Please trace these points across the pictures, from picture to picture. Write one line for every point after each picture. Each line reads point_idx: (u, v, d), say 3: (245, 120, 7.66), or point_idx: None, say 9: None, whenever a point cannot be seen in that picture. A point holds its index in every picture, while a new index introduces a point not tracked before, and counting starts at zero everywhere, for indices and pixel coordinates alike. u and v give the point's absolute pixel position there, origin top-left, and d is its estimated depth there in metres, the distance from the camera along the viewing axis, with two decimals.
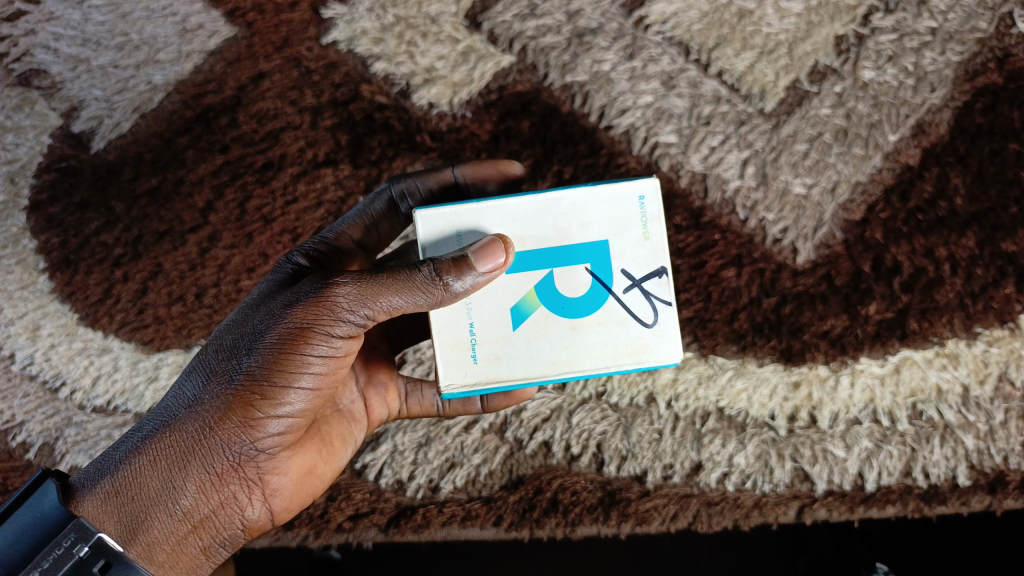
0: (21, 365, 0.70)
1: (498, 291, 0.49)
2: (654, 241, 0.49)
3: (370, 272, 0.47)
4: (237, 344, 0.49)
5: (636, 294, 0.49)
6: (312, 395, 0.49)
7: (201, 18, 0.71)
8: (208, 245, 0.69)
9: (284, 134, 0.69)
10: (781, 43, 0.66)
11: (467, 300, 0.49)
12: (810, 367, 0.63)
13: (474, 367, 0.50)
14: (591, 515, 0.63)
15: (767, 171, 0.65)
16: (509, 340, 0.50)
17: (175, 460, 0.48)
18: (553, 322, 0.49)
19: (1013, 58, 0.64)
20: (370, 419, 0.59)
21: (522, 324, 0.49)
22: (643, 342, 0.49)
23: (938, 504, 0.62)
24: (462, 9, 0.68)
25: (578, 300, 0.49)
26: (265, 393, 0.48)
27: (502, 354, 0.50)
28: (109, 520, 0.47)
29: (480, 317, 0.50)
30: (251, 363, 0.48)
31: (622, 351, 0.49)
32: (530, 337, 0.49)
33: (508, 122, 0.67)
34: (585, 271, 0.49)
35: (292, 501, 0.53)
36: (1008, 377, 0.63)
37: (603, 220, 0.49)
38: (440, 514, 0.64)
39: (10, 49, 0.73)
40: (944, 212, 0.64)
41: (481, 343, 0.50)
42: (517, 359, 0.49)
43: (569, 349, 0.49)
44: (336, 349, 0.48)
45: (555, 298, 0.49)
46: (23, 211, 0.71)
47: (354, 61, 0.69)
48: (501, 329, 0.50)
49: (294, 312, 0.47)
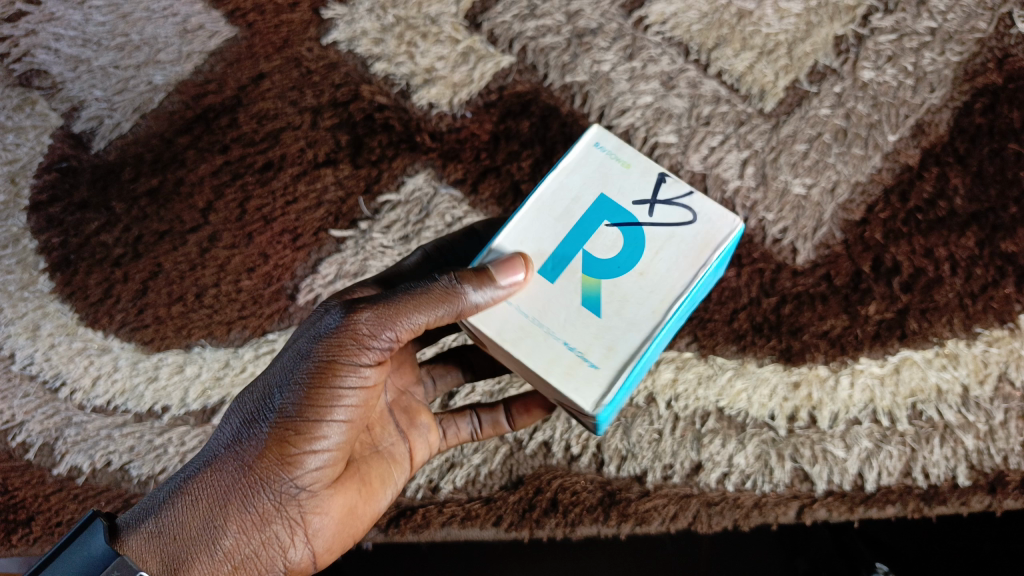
0: (21, 365, 0.70)
1: (564, 302, 0.46)
2: (637, 164, 0.49)
3: (388, 295, 0.48)
4: (270, 382, 0.49)
5: (660, 208, 0.48)
6: (346, 425, 0.49)
7: (201, 18, 0.72)
8: (208, 245, 0.69)
9: (284, 134, 0.69)
10: (780, 43, 0.66)
11: (544, 328, 0.45)
12: (810, 367, 0.64)
13: (601, 371, 0.44)
14: (591, 515, 0.63)
15: (767, 171, 0.65)
16: (606, 326, 0.45)
17: (215, 501, 0.47)
18: (625, 282, 0.46)
19: (1012, 59, 0.64)
20: (413, 460, 0.58)
21: (605, 307, 0.45)
22: (700, 232, 0.47)
23: (938, 504, 0.62)
24: (462, 10, 0.69)
25: (623, 248, 0.47)
26: (300, 428, 0.47)
27: (614, 339, 0.44)
28: (153, 559, 0.46)
29: (566, 332, 0.45)
30: (284, 400, 0.48)
31: (698, 253, 0.46)
32: (622, 311, 0.45)
33: (508, 122, 0.67)
34: (610, 227, 0.48)
35: (334, 542, 0.52)
36: (1008, 377, 0.63)
37: (585, 180, 0.49)
38: (440, 514, 0.64)
39: (11, 50, 0.73)
40: (944, 212, 0.64)
41: (588, 350, 0.44)
42: (625, 333, 0.45)
43: (658, 290, 0.46)
44: (365, 376, 0.48)
45: (608, 264, 0.46)
46: (23, 211, 0.71)
47: (355, 61, 0.70)
48: (590, 328, 0.45)
49: (320, 343, 0.47)
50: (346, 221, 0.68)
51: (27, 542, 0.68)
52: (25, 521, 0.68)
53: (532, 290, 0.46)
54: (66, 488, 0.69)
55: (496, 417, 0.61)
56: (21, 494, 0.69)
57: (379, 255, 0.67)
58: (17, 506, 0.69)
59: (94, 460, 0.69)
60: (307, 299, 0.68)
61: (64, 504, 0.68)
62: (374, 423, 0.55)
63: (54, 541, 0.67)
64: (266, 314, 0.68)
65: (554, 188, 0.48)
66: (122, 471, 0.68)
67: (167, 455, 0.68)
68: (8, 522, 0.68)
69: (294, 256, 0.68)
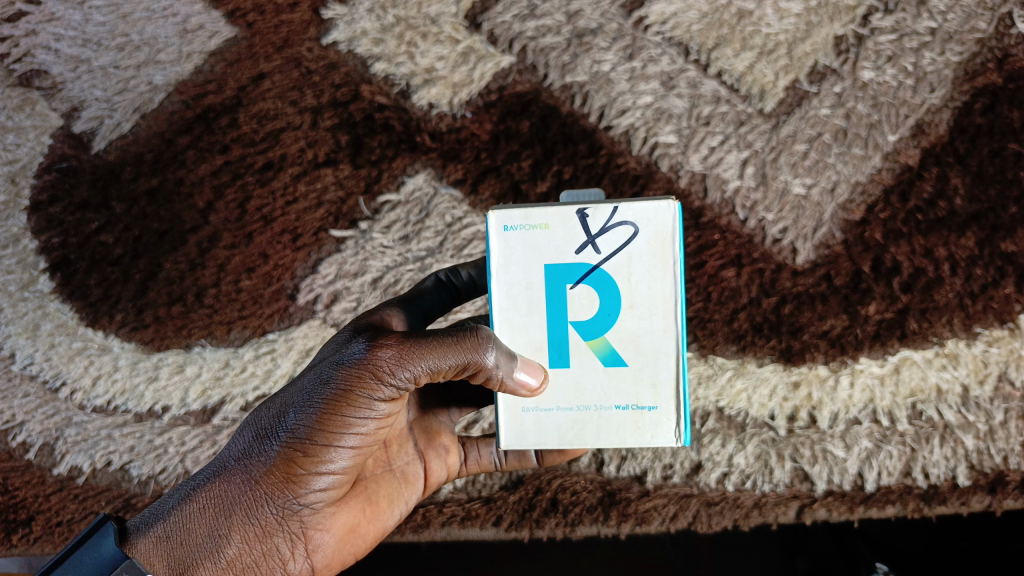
0: (22, 365, 0.70)
1: (594, 375, 0.47)
2: (554, 219, 0.47)
3: (411, 336, 0.47)
4: (287, 401, 0.49)
5: (603, 240, 0.46)
6: (356, 451, 0.48)
7: (201, 18, 0.71)
8: (208, 245, 0.69)
9: (285, 134, 0.69)
10: (781, 43, 0.66)
11: (588, 406, 0.47)
12: (810, 367, 0.64)
13: (658, 407, 0.47)
14: (591, 515, 0.63)
15: (767, 171, 0.65)
16: (638, 370, 0.47)
17: (222, 510, 0.48)
18: (625, 321, 0.47)
19: (1012, 59, 0.64)
20: (427, 480, 0.57)
21: (625, 354, 0.47)
22: (655, 238, 0.46)
23: (937, 504, 0.62)
24: (462, 10, 0.68)
25: (602, 297, 0.47)
26: (309, 451, 0.47)
27: (652, 372, 0.47)
28: (159, 562, 0.46)
29: (612, 396, 0.47)
30: (297, 422, 0.47)
31: (662, 254, 0.46)
32: (643, 347, 0.47)
33: (508, 122, 0.67)
34: (579, 292, 0.47)
35: (333, 559, 0.51)
36: (1008, 377, 0.63)
37: (524, 263, 0.47)
38: (440, 514, 0.64)
39: (11, 49, 0.73)
40: (944, 212, 0.64)
41: (640, 399, 0.47)
42: (655, 365, 0.47)
43: (655, 307, 0.47)
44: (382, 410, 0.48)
45: (599, 319, 0.47)
46: (23, 212, 0.71)
47: (354, 62, 0.70)
48: (627, 379, 0.47)
49: (341, 371, 0.47)
50: (346, 221, 0.68)
51: (28, 541, 0.68)
52: (26, 520, 0.69)
53: (558, 385, 0.48)
54: (66, 488, 0.69)
55: (523, 449, 0.59)
56: (21, 494, 0.69)
57: (379, 255, 0.68)
58: (17, 506, 0.69)
59: (94, 459, 0.69)
60: (307, 299, 0.68)
61: (64, 504, 0.68)
62: (391, 441, 0.54)
63: (55, 541, 0.68)
64: (267, 314, 0.69)
65: (513, 295, 0.47)
66: (123, 471, 0.69)
67: (168, 454, 0.68)
68: (9, 521, 0.68)
69: (295, 256, 0.68)
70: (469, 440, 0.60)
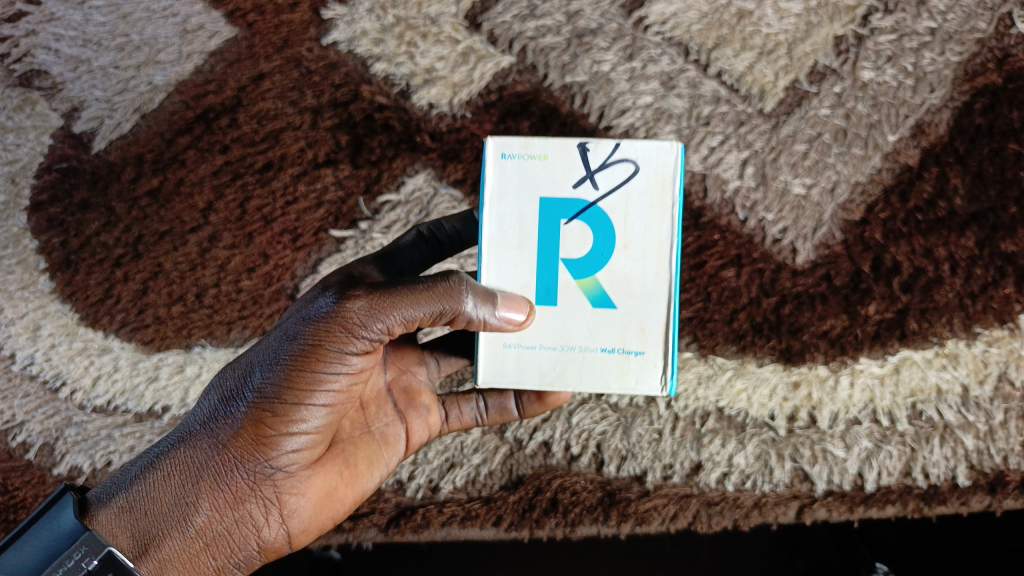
0: (22, 365, 0.70)
1: (580, 318, 0.47)
2: (553, 151, 0.47)
3: (381, 286, 0.46)
4: (252, 362, 0.49)
5: (602, 176, 0.46)
6: (327, 410, 0.48)
7: (201, 18, 0.71)
8: (208, 245, 0.69)
9: (285, 134, 0.69)
10: (781, 43, 0.66)
11: (572, 346, 0.47)
12: (810, 367, 0.64)
13: (646, 351, 0.46)
14: (591, 515, 0.63)
15: (767, 171, 0.65)
16: (628, 313, 0.47)
17: (190, 477, 0.48)
18: (617, 261, 0.46)
19: (1012, 59, 0.64)
20: (409, 441, 0.57)
21: (616, 297, 0.47)
22: (654, 178, 0.46)
23: (937, 504, 0.62)
24: (462, 10, 0.69)
25: (595, 236, 0.46)
26: (277, 410, 0.47)
27: (642, 318, 0.47)
28: (122, 534, 0.47)
29: (598, 338, 0.47)
30: (264, 383, 0.48)
31: (660, 198, 0.46)
32: (635, 291, 0.47)
33: (508, 123, 0.67)
34: (572, 228, 0.46)
35: (311, 524, 0.52)
36: (1008, 377, 0.63)
37: (517, 194, 0.47)
38: (440, 514, 0.64)
39: (11, 50, 0.73)
40: (944, 212, 0.64)
41: (627, 343, 0.47)
42: (645, 309, 0.47)
43: (650, 250, 0.46)
44: (355, 362, 0.48)
45: (591, 258, 0.46)
46: (23, 212, 0.71)
47: (354, 62, 0.70)
48: (615, 322, 0.47)
49: (307, 326, 0.47)
50: (346, 221, 0.68)
51: None
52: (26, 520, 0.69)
53: (543, 323, 0.47)
54: None
55: (504, 403, 0.59)
56: (21, 494, 0.69)
57: None
58: (18, 506, 0.69)
59: (94, 459, 0.69)
60: None
61: None
62: (369, 403, 0.54)
63: None
64: (267, 314, 0.68)
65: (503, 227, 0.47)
66: None
67: None
68: (9, 521, 0.69)
69: (295, 256, 0.68)
70: (449, 397, 0.60)
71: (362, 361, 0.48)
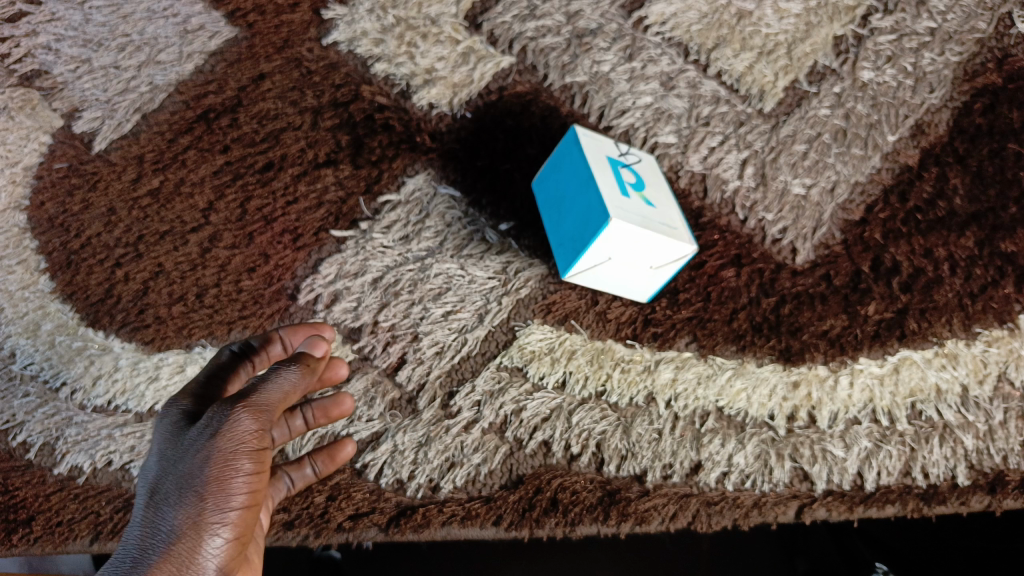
0: (22, 365, 0.71)
1: (643, 207, 0.55)
2: (603, 139, 0.59)
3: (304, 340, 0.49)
4: (168, 475, 0.39)
5: (629, 155, 0.59)
6: (247, 511, 0.40)
7: (202, 19, 0.72)
8: (209, 245, 0.69)
9: (285, 134, 0.69)
10: (780, 43, 0.67)
11: (643, 227, 0.53)
12: (810, 367, 0.64)
13: (681, 231, 0.55)
14: (592, 514, 0.63)
15: (766, 172, 0.65)
16: (662, 211, 0.56)
17: None
18: (652, 189, 0.58)
19: (1012, 59, 0.65)
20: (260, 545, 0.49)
21: (655, 200, 0.57)
22: (648, 164, 0.60)
23: (938, 504, 0.62)
24: (462, 10, 0.69)
25: (638, 177, 0.58)
26: (211, 523, 0.38)
27: (674, 213, 0.56)
28: None
29: (653, 215, 0.55)
30: (188, 502, 0.38)
31: (659, 172, 0.60)
32: (664, 199, 0.57)
33: (508, 123, 0.67)
34: (624, 170, 0.57)
35: None
36: (1007, 376, 0.63)
37: (588, 159, 0.56)
38: (440, 513, 0.63)
39: (12, 50, 0.73)
40: (943, 211, 0.64)
41: (669, 220, 0.55)
42: (669, 212, 0.56)
43: (659, 195, 0.58)
44: (263, 448, 0.41)
45: (639, 182, 0.57)
46: (24, 212, 0.72)
47: (354, 62, 0.70)
48: (660, 211, 0.56)
49: (211, 439, 0.39)
50: (346, 221, 0.68)
51: (28, 541, 0.67)
52: (27, 520, 0.68)
53: (623, 207, 0.54)
54: (66, 488, 0.69)
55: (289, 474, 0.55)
56: (21, 494, 0.69)
57: (379, 255, 0.67)
58: (18, 506, 0.69)
59: (94, 459, 0.69)
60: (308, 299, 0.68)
61: (64, 504, 0.68)
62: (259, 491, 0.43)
63: (55, 541, 0.67)
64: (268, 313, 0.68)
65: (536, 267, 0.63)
66: (124, 471, 0.68)
67: None
68: (9, 521, 0.68)
69: (295, 257, 0.68)
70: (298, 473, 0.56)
71: (268, 434, 0.41)
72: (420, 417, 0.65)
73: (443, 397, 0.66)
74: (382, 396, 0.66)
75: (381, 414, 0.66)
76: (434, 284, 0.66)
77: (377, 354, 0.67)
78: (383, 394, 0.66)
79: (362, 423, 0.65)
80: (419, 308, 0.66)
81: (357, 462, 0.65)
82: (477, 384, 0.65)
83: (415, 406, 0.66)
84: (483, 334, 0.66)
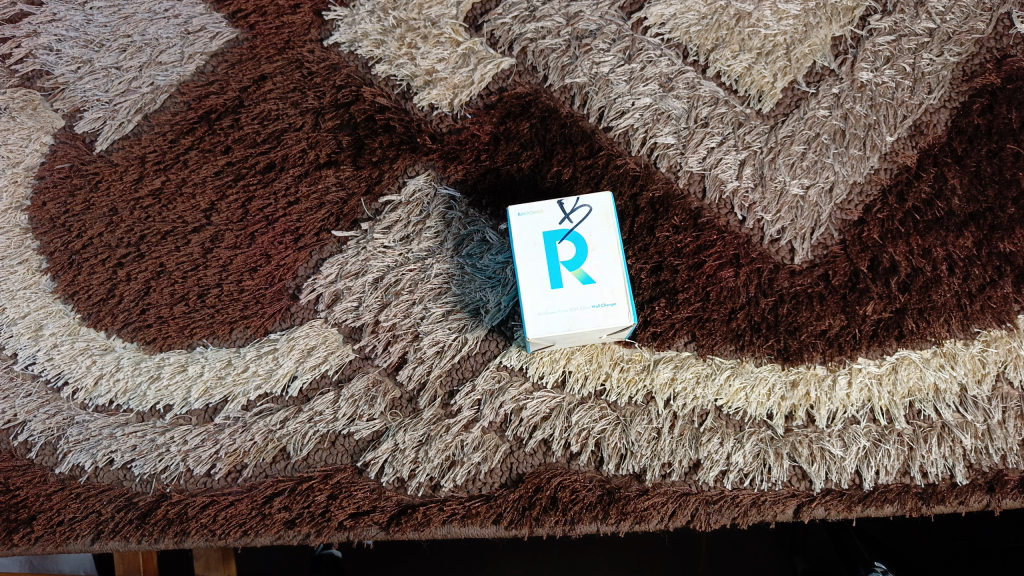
0: (23, 365, 0.70)
1: (575, 294, 0.53)
2: (545, 205, 0.55)
3: None
4: None
5: (579, 212, 0.55)
6: None
7: (203, 20, 0.72)
8: (211, 245, 0.70)
9: (286, 135, 0.70)
10: (779, 45, 0.67)
11: (582, 304, 0.53)
12: (808, 367, 0.64)
13: (613, 305, 0.53)
14: (591, 513, 0.63)
15: (764, 172, 0.66)
16: (602, 280, 0.53)
17: None
18: (594, 256, 0.53)
19: (1011, 59, 0.65)
20: None
21: (594, 272, 0.53)
22: (603, 213, 0.55)
23: (935, 503, 0.63)
24: (462, 12, 0.70)
25: (578, 248, 0.53)
26: None
27: (616, 281, 0.53)
28: None
29: (584, 298, 0.53)
30: None
31: (611, 223, 0.55)
32: (606, 265, 0.53)
33: (508, 123, 0.67)
34: (561, 246, 0.53)
35: None
36: (1005, 376, 0.63)
37: (525, 237, 0.54)
38: (440, 512, 0.64)
39: (13, 50, 0.73)
40: (942, 212, 0.64)
41: (605, 298, 0.53)
42: (609, 283, 0.53)
43: (607, 248, 0.54)
44: None
45: (577, 257, 0.53)
46: (25, 212, 0.72)
47: (355, 63, 0.71)
48: (595, 289, 0.53)
49: None
50: (347, 221, 0.69)
51: (28, 541, 0.66)
52: (27, 520, 0.67)
53: (555, 303, 0.53)
54: (66, 487, 0.68)
55: None
56: (22, 494, 0.67)
57: (379, 255, 0.68)
58: (18, 506, 0.67)
59: (94, 459, 0.68)
60: (309, 299, 0.68)
61: (65, 503, 0.67)
62: None
63: (55, 540, 0.66)
64: (268, 313, 0.69)
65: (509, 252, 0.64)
66: (125, 470, 0.68)
67: (170, 454, 0.67)
68: (9, 521, 0.67)
69: (296, 257, 0.69)
70: None
71: None
72: (420, 416, 0.66)
73: (444, 397, 0.66)
74: (383, 395, 0.66)
75: (382, 413, 0.66)
76: (434, 283, 0.67)
77: (377, 354, 0.67)
78: (384, 393, 0.67)
79: (363, 421, 0.66)
80: (420, 308, 0.67)
81: (359, 460, 0.65)
82: (477, 383, 0.66)
83: (416, 405, 0.66)
84: (483, 333, 0.66)
